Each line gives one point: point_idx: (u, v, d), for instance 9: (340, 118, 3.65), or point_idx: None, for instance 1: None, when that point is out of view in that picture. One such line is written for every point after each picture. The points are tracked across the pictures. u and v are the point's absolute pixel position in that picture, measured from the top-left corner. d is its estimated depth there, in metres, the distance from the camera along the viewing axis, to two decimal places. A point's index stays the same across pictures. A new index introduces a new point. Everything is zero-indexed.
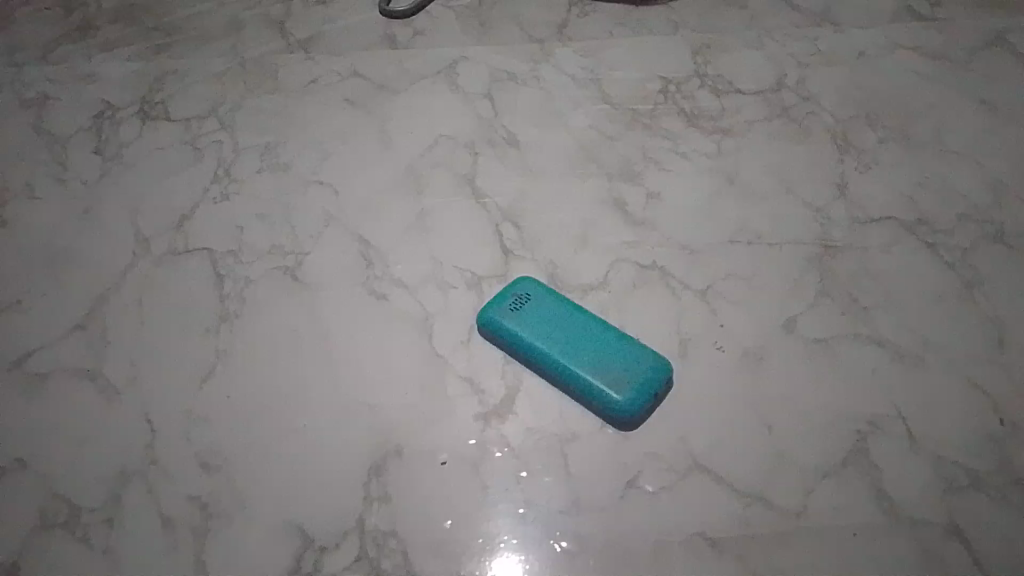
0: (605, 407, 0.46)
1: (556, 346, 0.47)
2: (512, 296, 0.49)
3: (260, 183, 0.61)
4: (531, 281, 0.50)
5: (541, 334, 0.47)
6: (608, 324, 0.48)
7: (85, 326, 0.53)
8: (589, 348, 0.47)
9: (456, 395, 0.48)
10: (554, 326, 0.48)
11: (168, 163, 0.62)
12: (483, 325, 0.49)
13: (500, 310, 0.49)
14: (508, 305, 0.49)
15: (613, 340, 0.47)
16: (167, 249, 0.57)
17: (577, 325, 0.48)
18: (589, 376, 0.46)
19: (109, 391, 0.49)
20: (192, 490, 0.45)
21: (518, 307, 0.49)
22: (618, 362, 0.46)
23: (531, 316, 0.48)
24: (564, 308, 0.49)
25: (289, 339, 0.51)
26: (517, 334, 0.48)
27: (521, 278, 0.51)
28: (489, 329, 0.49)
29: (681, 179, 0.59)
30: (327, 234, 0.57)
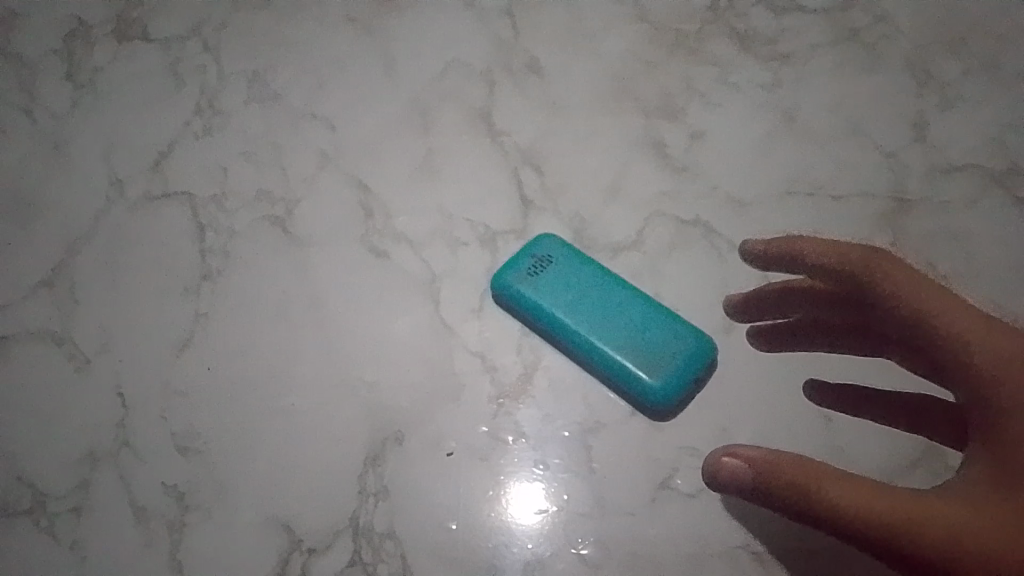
0: (636, 393, 0.40)
1: (581, 320, 0.41)
2: (531, 257, 0.43)
3: (247, 117, 0.53)
4: (553, 240, 0.44)
5: (565, 305, 0.41)
6: (642, 295, 0.42)
7: (53, 282, 0.47)
8: (619, 323, 0.40)
9: (465, 373, 0.42)
10: (580, 295, 0.41)
11: (145, 93, 0.55)
12: (497, 291, 0.43)
13: (517, 274, 0.42)
14: (526, 269, 0.43)
15: (647, 315, 0.41)
16: (143, 194, 0.51)
17: (605, 295, 0.41)
18: (619, 357, 0.40)
19: (79, 360, 0.44)
20: (168, 477, 0.40)
21: (537, 272, 0.42)
22: (652, 339, 0.40)
23: (553, 283, 0.42)
24: (590, 274, 0.42)
25: (279, 302, 0.46)
26: (536, 304, 0.42)
27: (539, 236, 0.44)
28: (503, 296, 0.43)
29: (730, 116, 0.51)
30: (321, 178, 0.50)
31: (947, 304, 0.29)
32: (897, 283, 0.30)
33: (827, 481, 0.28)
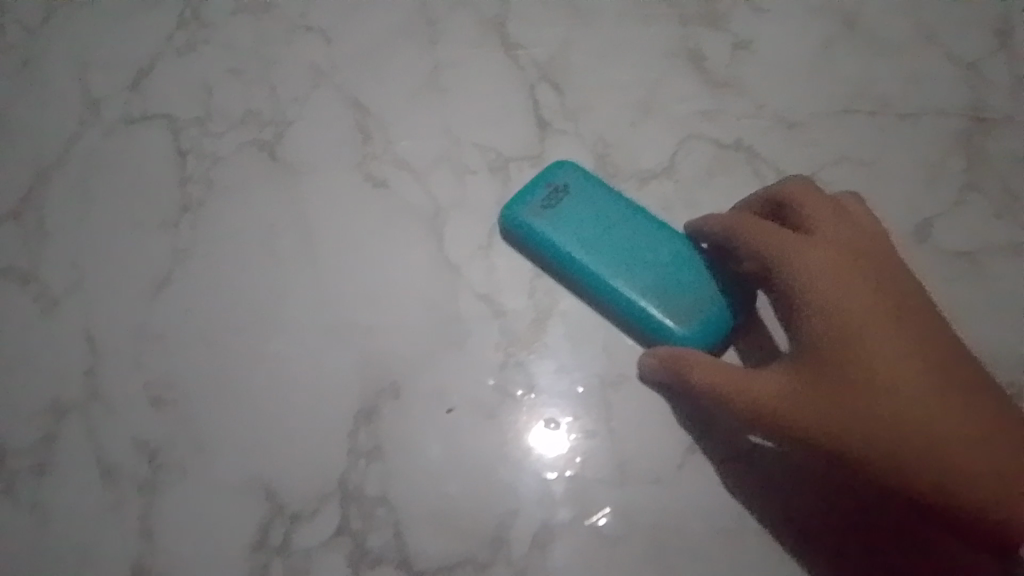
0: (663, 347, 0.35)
1: (600, 262, 0.35)
2: (546, 187, 0.37)
3: (234, 27, 0.47)
4: (570, 166, 0.38)
5: (581, 245, 0.36)
6: (673, 232, 0.36)
7: (20, 215, 0.43)
8: (643, 266, 0.35)
9: (470, 317, 0.37)
10: (600, 232, 0.36)
11: (123, 2, 0.49)
12: (505, 224, 0.38)
13: (528, 207, 0.37)
14: (539, 201, 0.37)
15: (677, 258, 0.35)
16: (120, 116, 0.45)
17: (628, 234, 0.36)
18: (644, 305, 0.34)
19: (46, 300, 0.40)
20: (139, 431, 0.36)
21: (551, 204, 0.37)
22: (684, 285, 0.34)
23: (570, 217, 0.36)
24: (613, 208, 0.36)
25: (264, 236, 0.41)
26: (550, 243, 0.36)
27: (555, 162, 0.38)
28: (512, 232, 0.37)
29: (783, 23, 0.44)
30: (314, 97, 0.45)
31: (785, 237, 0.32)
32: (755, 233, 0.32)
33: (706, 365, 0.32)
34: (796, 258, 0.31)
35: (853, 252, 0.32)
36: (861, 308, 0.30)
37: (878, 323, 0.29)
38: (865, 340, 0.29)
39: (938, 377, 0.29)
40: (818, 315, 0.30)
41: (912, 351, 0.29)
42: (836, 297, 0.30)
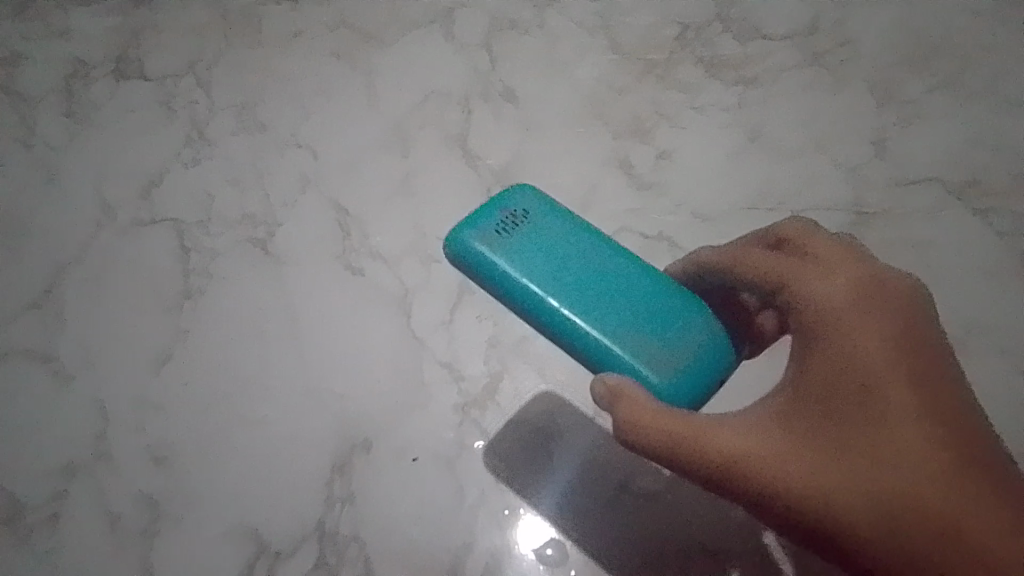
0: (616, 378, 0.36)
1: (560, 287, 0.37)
2: (502, 210, 0.40)
3: (235, 146, 0.56)
4: (526, 193, 0.40)
5: (540, 269, 0.37)
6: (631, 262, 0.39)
7: (41, 304, 0.49)
8: (603, 295, 0.37)
9: (433, 381, 0.44)
10: (569, 264, 0.38)
11: (139, 127, 0.57)
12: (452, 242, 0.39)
13: (483, 227, 0.39)
14: (497, 223, 0.39)
15: (637, 289, 0.38)
16: (134, 220, 0.53)
17: (586, 260, 0.38)
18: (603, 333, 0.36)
19: (61, 374, 0.45)
20: (141, 485, 0.41)
21: (509, 229, 0.39)
22: (646, 321, 0.37)
23: (527, 242, 0.38)
24: (570, 235, 0.39)
25: (255, 317, 0.47)
26: (503, 265, 0.38)
27: (511, 190, 0.41)
28: (463, 253, 0.39)
29: (697, 136, 0.53)
30: (303, 202, 0.52)
31: (812, 277, 0.34)
32: (776, 271, 0.35)
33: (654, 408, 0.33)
34: (808, 297, 0.34)
35: (868, 297, 0.33)
36: (868, 357, 0.32)
37: (884, 365, 0.32)
38: (864, 386, 0.32)
39: (931, 432, 0.30)
40: (826, 354, 0.33)
41: (909, 409, 0.31)
42: (851, 336, 0.32)
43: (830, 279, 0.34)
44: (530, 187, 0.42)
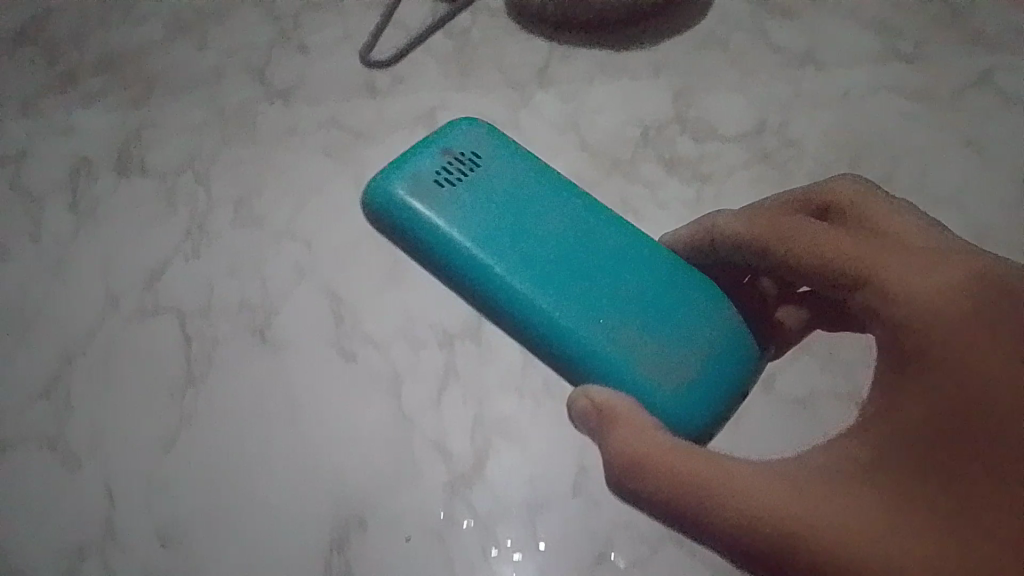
0: (568, 343, 0.39)
1: (508, 249, 0.40)
2: (439, 152, 0.43)
3: (233, 238, 0.59)
4: (463, 135, 0.44)
5: (488, 230, 0.41)
6: (575, 207, 0.42)
7: (50, 392, 0.52)
8: (558, 255, 0.40)
9: (422, 460, 0.48)
10: (545, 248, 0.41)
11: (141, 220, 0.61)
12: (375, 187, 0.42)
13: (419, 172, 0.42)
14: (438, 167, 0.42)
15: (585, 244, 0.41)
16: (138, 309, 0.56)
17: (530, 213, 0.42)
18: (558, 300, 0.39)
19: (71, 460, 0.49)
20: (145, 564, 0.47)
21: (452, 178, 0.42)
22: (628, 317, 0.40)
23: (470, 193, 0.42)
24: (513, 185, 0.42)
25: (254, 401, 0.51)
26: (450, 225, 0.41)
27: (453, 131, 0.44)
28: (398, 215, 0.41)
29: (660, 229, 0.59)
30: (298, 290, 0.56)
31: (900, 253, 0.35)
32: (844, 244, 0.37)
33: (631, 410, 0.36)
34: (869, 271, 0.35)
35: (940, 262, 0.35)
36: (943, 327, 0.33)
37: (977, 337, 0.32)
38: (959, 360, 0.32)
39: None
40: (892, 323, 0.34)
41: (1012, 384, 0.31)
42: (910, 303, 0.34)
43: (896, 259, 0.35)
44: (469, 122, 0.45)
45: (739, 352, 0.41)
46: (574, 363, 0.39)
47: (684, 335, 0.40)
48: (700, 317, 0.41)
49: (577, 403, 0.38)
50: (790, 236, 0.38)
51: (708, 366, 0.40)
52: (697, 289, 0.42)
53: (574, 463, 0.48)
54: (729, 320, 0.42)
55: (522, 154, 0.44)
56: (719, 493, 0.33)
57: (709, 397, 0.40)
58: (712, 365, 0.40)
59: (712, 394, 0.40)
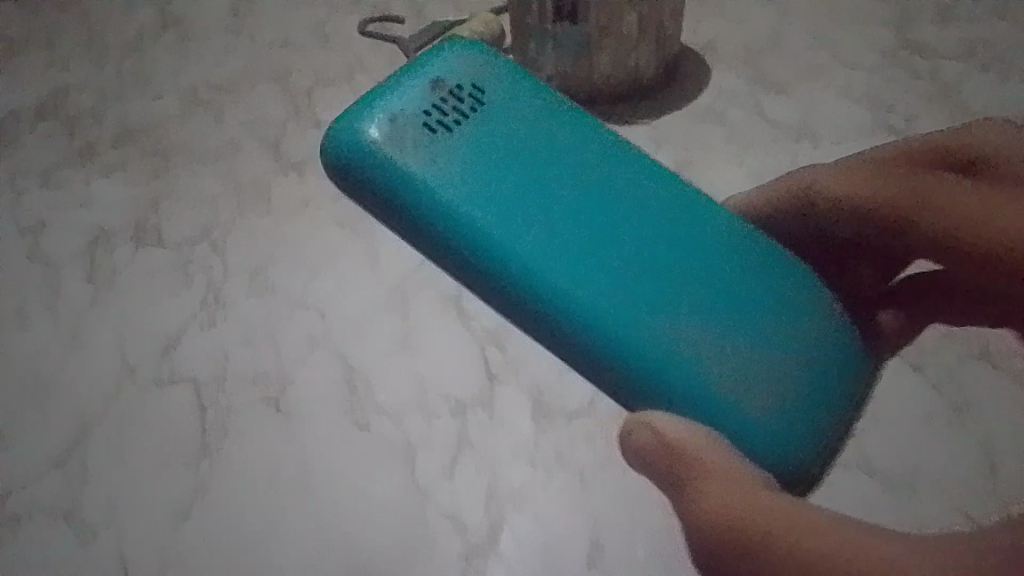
0: (582, 306, 0.37)
1: (514, 202, 0.37)
2: (426, 87, 0.39)
3: (247, 307, 0.60)
4: (448, 64, 0.40)
5: (490, 180, 0.37)
6: (580, 147, 0.40)
7: (65, 462, 0.53)
8: (566, 208, 0.38)
9: (437, 531, 0.49)
10: (563, 215, 0.38)
11: (157, 289, 0.62)
12: (352, 129, 0.37)
13: (404, 110, 0.38)
14: (427, 104, 0.38)
15: (593, 193, 0.39)
16: (153, 378, 0.56)
17: (534, 158, 0.38)
18: (579, 274, 0.37)
19: (86, 531, 0.50)
20: None
21: (443, 118, 0.38)
22: (654, 295, 0.38)
23: (465, 136, 0.38)
24: (512, 124, 0.39)
25: (270, 473, 0.51)
26: (447, 173, 0.37)
27: (438, 63, 0.40)
28: (385, 163, 0.37)
29: None
30: (312, 359, 0.57)
31: None
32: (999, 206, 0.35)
33: (702, 443, 0.36)
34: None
35: None
36: None
37: None
38: None
39: None
40: None
41: None
42: None
43: None
44: (456, 45, 0.41)
45: (748, 300, 0.40)
46: (591, 329, 0.37)
47: (695, 289, 0.39)
48: (709, 266, 0.40)
49: (634, 435, 0.37)
50: (951, 206, 0.36)
51: (721, 319, 0.39)
52: (706, 237, 0.40)
53: (587, 534, 0.48)
54: (737, 268, 0.40)
55: (518, 82, 0.40)
56: (774, 553, 0.31)
57: (723, 352, 0.38)
58: (723, 318, 0.39)
59: (727, 348, 0.38)
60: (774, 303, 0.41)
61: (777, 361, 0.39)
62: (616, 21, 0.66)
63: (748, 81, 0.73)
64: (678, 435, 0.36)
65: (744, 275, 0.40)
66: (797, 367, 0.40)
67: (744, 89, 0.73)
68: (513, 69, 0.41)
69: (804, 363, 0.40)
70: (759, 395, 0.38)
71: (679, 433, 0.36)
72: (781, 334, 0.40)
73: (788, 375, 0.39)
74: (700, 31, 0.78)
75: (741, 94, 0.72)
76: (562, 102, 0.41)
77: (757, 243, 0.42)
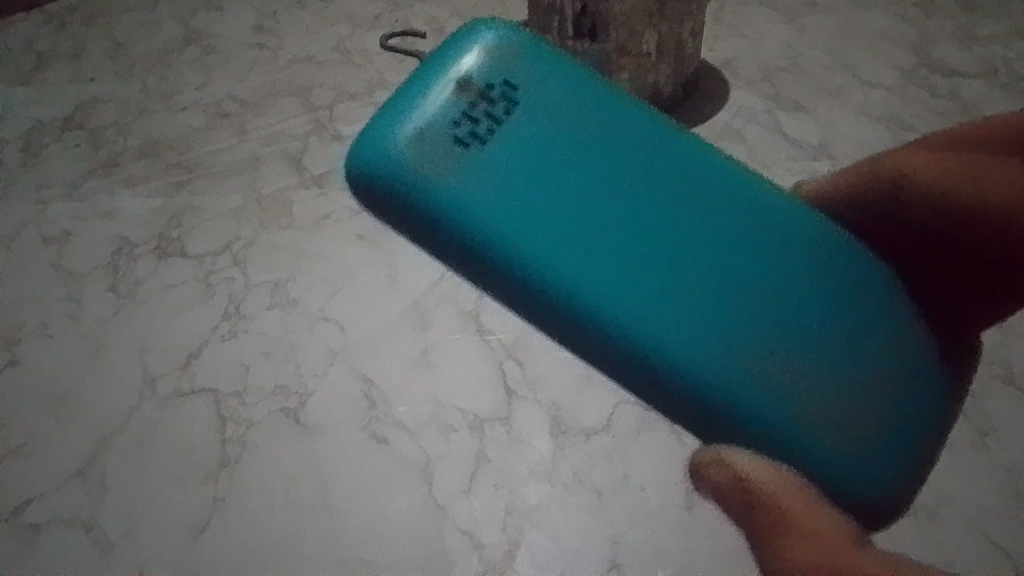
0: (659, 345, 0.33)
1: (573, 230, 0.32)
2: (453, 88, 0.32)
3: (266, 320, 0.61)
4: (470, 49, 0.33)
5: (544, 207, 0.32)
6: (631, 144, 0.34)
7: (85, 473, 0.53)
8: (630, 231, 0.33)
9: (455, 549, 0.48)
10: (627, 233, 0.33)
11: (178, 302, 0.62)
12: (379, 158, 0.31)
13: (435, 125, 0.32)
14: (460, 113, 0.32)
15: (652, 201, 0.34)
16: (173, 391, 0.57)
17: (588, 170, 0.33)
18: (654, 306, 0.33)
19: (105, 543, 0.50)
20: None
21: (480, 130, 0.32)
22: (729, 321, 0.34)
23: (509, 148, 0.33)
24: (554, 122, 0.33)
25: (288, 488, 0.51)
26: (497, 204, 0.32)
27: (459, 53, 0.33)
28: (426, 197, 0.31)
29: None
30: (331, 373, 0.57)
31: None
32: None
33: (788, 487, 0.33)
34: None
35: None
36: None
37: None
38: None
39: None
40: None
41: None
42: None
43: None
44: (478, 25, 0.34)
45: (822, 315, 0.36)
46: (669, 369, 0.33)
47: (769, 312, 0.35)
48: (783, 280, 0.35)
49: (707, 469, 0.35)
50: None
51: (796, 344, 0.35)
52: (776, 241, 0.36)
53: (605, 555, 0.48)
54: (801, 272, 0.36)
55: (557, 65, 0.34)
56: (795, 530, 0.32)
57: (802, 383, 0.35)
58: (800, 340, 0.35)
59: (804, 376, 0.35)
60: (846, 314, 0.36)
61: (855, 378, 0.36)
62: (635, 42, 0.66)
63: (768, 99, 0.73)
64: (760, 474, 0.33)
65: (813, 286, 0.36)
66: (877, 380, 0.36)
67: (763, 107, 0.72)
68: (548, 45, 0.34)
69: (880, 373, 0.37)
70: (843, 420, 0.35)
71: (761, 473, 0.33)
72: (856, 349, 0.36)
73: (868, 392, 0.36)
74: (719, 49, 0.78)
75: (760, 112, 0.72)
76: (607, 85, 0.35)
77: (824, 241, 0.37)
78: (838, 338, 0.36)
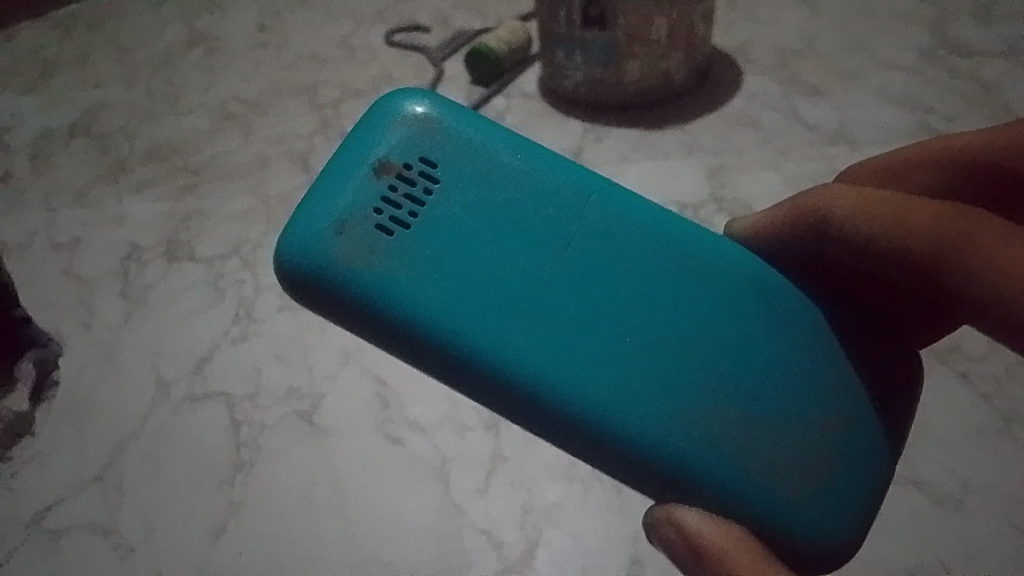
0: (589, 410, 0.34)
1: (496, 298, 0.34)
2: (372, 175, 0.35)
3: (278, 323, 0.60)
4: (386, 136, 0.36)
5: (465, 279, 0.34)
6: (550, 208, 0.36)
7: (102, 479, 0.53)
8: (552, 299, 0.35)
9: (472, 547, 0.48)
10: (551, 300, 0.35)
11: (190, 307, 0.62)
12: (306, 252, 0.34)
13: (357, 211, 0.34)
14: (379, 197, 0.35)
15: (572, 264, 0.35)
16: (186, 396, 0.56)
17: (506, 238, 0.35)
18: (579, 372, 0.34)
19: (124, 549, 0.50)
20: None
21: (401, 210, 0.35)
22: (659, 380, 0.35)
23: (430, 225, 0.35)
24: (472, 195, 0.35)
25: (304, 490, 0.51)
26: (420, 282, 0.34)
27: (376, 139, 0.36)
28: (352, 278, 0.34)
29: None
30: (342, 374, 0.57)
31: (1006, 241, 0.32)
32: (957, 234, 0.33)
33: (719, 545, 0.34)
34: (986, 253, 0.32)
35: None
36: None
37: None
38: None
39: None
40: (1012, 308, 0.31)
41: None
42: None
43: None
44: (393, 111, 0.36)
45: (761, 358, 0.36)
46: (602, 432, 0.34)
47: (700, 361, 0.35)
48: (715, 325, 0.36)
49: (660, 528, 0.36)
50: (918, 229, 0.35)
51: (736, 389, 0.35)
52: (705, 287, 0.36)
53: (627, 552, 0.47)
54: (734, 318, 0.36)
55: (468, 138, 0.36)
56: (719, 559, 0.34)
57: (745, 431, 0.35)
58: (738, 387, 0.35)
59: (745, 425, 0.35)
60: (790, 359, 0.36)
61: (805, 421, 0.36)
62: (646, 28, 0.65)
63: (782, 85, 0.72)
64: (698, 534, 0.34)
65: (750, 329, 0.36)
66: (829, 416, 0.36)
67: (776, 93, 0.71)
68: (459, 122, 0.37)
69: (835, 416, 0.36)
70: (792, 467, 0.35)
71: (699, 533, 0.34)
72: (804, 391, 0.36)
73: (817, 434, 0.36)
74: (728, 35, 0.77)
75: (774, 98, 0.71)
76: (521, 148, 0.36)
77: (757, 286, 0.37)
78: (784, 379, 0.36)
